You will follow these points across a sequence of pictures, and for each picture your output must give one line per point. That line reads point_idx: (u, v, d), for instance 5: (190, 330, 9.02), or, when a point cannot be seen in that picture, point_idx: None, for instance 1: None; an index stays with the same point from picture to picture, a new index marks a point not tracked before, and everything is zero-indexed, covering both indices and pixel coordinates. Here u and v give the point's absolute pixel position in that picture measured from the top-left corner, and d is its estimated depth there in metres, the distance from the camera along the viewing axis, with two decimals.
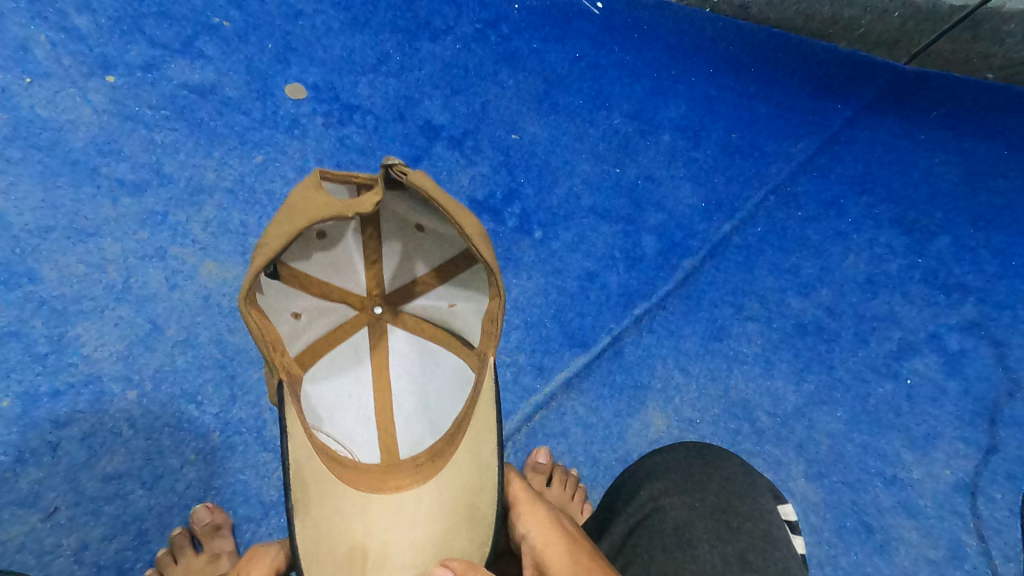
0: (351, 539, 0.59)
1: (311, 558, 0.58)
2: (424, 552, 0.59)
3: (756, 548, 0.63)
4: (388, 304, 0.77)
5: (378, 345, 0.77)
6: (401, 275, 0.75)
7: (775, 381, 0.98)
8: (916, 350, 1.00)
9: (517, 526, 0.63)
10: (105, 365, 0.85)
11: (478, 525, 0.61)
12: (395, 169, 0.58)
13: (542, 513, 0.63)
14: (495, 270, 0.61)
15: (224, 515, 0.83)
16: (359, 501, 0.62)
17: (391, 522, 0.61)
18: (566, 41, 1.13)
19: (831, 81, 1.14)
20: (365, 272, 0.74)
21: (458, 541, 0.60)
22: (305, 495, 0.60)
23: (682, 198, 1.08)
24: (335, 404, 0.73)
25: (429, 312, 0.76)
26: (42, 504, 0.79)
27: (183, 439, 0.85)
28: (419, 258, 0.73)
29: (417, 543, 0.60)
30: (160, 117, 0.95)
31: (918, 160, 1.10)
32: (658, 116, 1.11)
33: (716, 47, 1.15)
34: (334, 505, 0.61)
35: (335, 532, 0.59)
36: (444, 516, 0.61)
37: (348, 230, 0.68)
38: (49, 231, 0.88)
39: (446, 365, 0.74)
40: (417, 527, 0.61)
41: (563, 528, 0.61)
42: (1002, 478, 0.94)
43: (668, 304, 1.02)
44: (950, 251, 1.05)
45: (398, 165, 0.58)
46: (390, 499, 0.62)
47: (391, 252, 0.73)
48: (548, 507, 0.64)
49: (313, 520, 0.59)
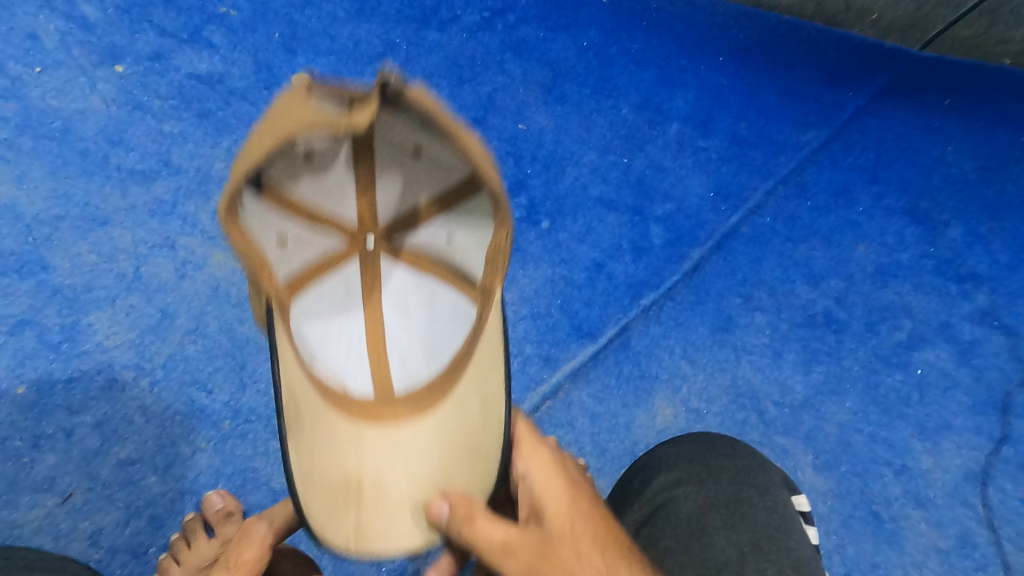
0: (348, 470, 0.58)
1: (308, 483, 0.58)
2: (422, 485, 0.58)
3: (771, 538, 0.64)
4: (385, 234, 0.68)
5: (368, 280, 0.70)
6: (396, 206, 0.65)
7: (783, 371, 0.98)
8: (928, 340, 0.99)
9: (517, 464, 0.63)
10: (117, 353, 0.86)
11: (476, 461, 0.60)
12: (392, 82, 0.47)
13: (543, 455, 0.64)
14: (498, 192, 0.56)
15: (235, 502, 0.84)
16: (354, 433, 0.59)
17: (390, 457, 0.59)
18: (573, 29, 1.12)
19: (843, 69, 1.13)
20: (355, 202, 0.64)
21: (459, 473, 0.59)
22: (301, 422, 0.59)
23: (690, 188, 1.07)
24: (328, 336, 0.69)
25: (427, 248, 0.67)
26: (58, 489, 0.80)
27: (193, 427, 0.86)
28: (416, 189, 0.63)
29: (415, 478, 0.58)
30: (169, 107, 0.95)
31: (931, 148, 1.09)
32: (666, 105, 1.10)
33: (725, 35, 1.13)
34: (330, 437, 0.59)
35: (332, 462, 0.58)
36: (445, 451, 0.60)
37: (337, 155, 0.57)
38: (61, 221, 0.89)
39: (445, 303, 0.68)
40: (417, 461, 0.59)
41: (559, 468, 0.63)
42: (1013, 468, 0.93)
43: (675, 294, 1.02)
44: (963, 240, 1.04)
45: (396, 78, 0.47)
46: (387, 432, 0.59)
47: (385, 181, 0.62)
48: (550, 450, 0.65)
49: (309, 446, 0.59)
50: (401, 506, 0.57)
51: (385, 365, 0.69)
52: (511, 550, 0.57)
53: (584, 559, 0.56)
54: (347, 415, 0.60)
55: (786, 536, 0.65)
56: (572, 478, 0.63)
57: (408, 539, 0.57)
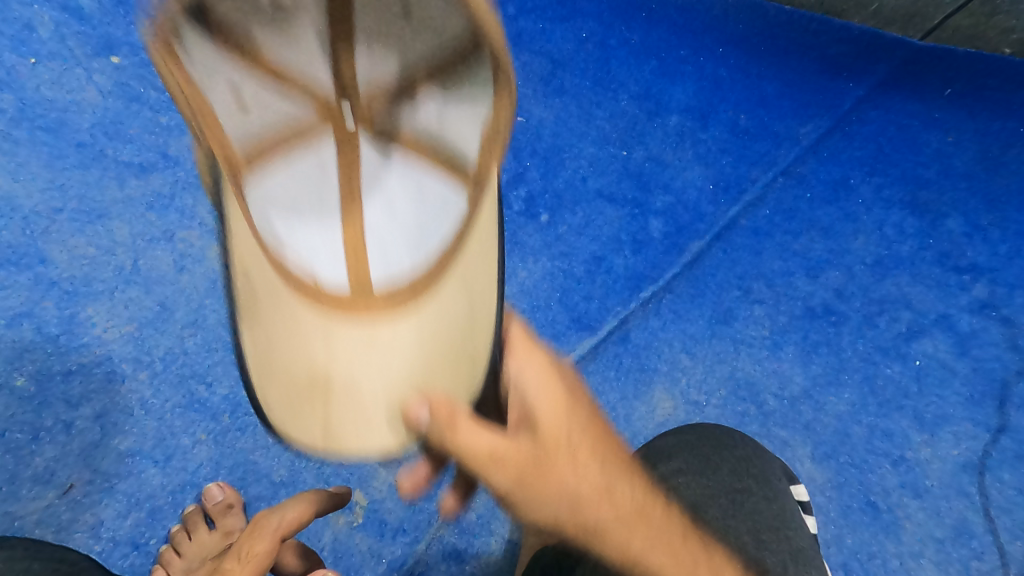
0: (311, 362, 0.50)
1: (265, 371, 0.51)
2: (397, 384, 0.50)
3: (770, 525, 0.65)
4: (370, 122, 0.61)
5: (352, 172, 0.63)
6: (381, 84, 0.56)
7: (782, 363, 0.98)
8: (927, 332, 0.99)
9: (510, 367, 0.56)
10: (116, 346, 0.86)
11: (461, 360, 0.52)
12: None
13: (540, 359, 0.57)
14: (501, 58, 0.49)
15: (235, 494, 0.84)
16: (322, 324, 0.51)
17: (360, 350, 0.50)
18: (573, 20, 1.11)
19: (843, 60, 1.12)
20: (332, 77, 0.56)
21: (442, 375, 0.51)
22: (256, 304, 0.51)
23: (689, 180, 1.07)
24: (305, 231, 0.62)
25: (420, 136, 0.60)
26: (58, 482, 0.80)
27: (193, 419, 0.86)
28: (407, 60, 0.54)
29: (391, 378, 0.50)
30: (166, 99, 0.95)
31: (931, 139, 1.09)
32: (666, 97, 1.10)
33: (725, 26, 1.13)
34: (291, 321, 0.51)
35: (293, 351, 0.50)
36: (426, 347, 0.51)
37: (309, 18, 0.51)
38: (58, 213, 0.88)
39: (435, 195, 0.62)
40: (393, 355, 0.51)
41: (557, 375, 0.57)
42: (1010, 458, 0.94)
43: (675, 287, 1.01)
44: (962, 231, 1.04)
45: None
46: (360, 325, 0.52)
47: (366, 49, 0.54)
48: (548, 355, 0.58)
49: (267, 332, 0.51)
50: (373, 406, 0.49)
51: (364, 265, 0.61)
52: (501, 459, 0.52)
53: (578, 470, 0.54)
54: (315, 304, 0.52)
55: (787, 527, 0.66)
56: (571, 387, 0.58)
57: (382, 447, 0.49)
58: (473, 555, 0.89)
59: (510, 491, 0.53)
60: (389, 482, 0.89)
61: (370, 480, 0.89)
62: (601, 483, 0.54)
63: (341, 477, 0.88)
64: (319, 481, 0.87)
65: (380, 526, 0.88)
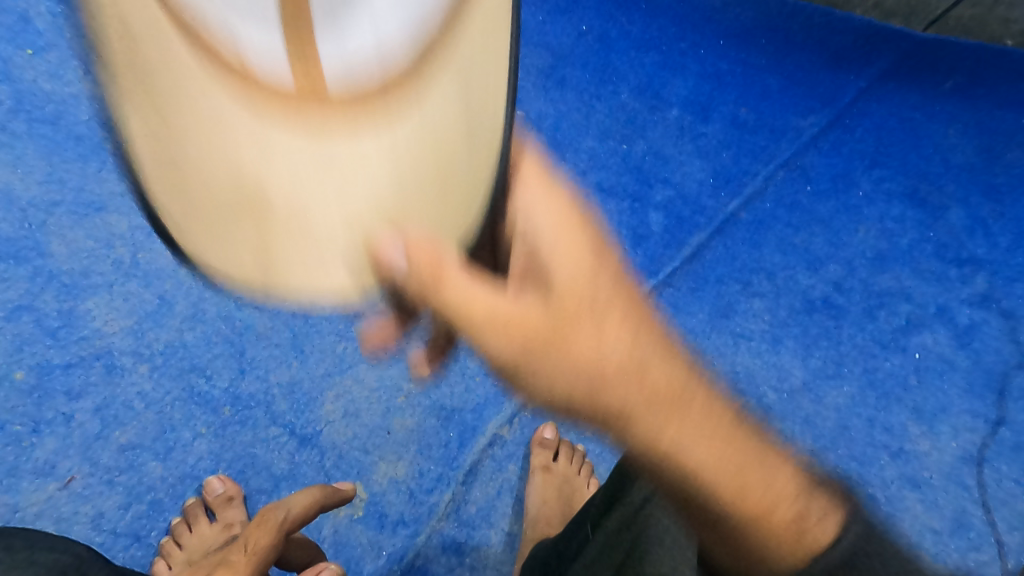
0: (231, 164, 0.35)
1: (157, 175, 0.35)
2: (362, 214, 0.38)
3: None
4: None
5: None
6: None
7: (781, 356, 0.98)
8: (926, 325, 0.99)
9: (521, 195, 0.53)
10: (116, 339, 0.86)
11: (453, 189, 0.38)
12: None
13: (554, 200, 0.55)
14: None
15: (236, 486, 0.85)
16: (251, 123, 0.36)
17: (313, 171, 0.37)
18: (573, 13, 1.10)
19: (844, 53, 1.12)
20: None
21: (418, 203, 0.38)
22: (117, 63, 0.32)
23: (689, 173, 1.06)
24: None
25: None
26: (58, 474, 0.81)
27: (193, 412, 0.86)
28: None
29: (351, 212, 0.38)
30: None
31: (932, 132, 1.08)
32: (666, 90, 1.10)
33: (726, 18, 1.12)
34: (197, 106, 0.34)
35: (201, 150, 0.35)
36: (403, 172, 0.37)
37: None
38: (56, 206, 0.88)
39: None
40: (360, 179, 0.37)
41: (570, 216, 0.56)
42: (1009, 450, 0.94)
43: (674, 281, 1.02)
44: (963, 224, 1.04)
45: None
46: (312, 137, 0.37)
47: None
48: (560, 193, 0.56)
49: (152, 110, 0.33)
50: (331, 238, 0.37)
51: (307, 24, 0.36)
52: (502, 321, 0.49)
53: (601, 337, 0.51)
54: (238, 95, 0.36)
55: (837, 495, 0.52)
56: (585, 241, 0.56)
57: (338, 287, 0.38)
58: (472, 547, 0.90)
59: (519, 360, 0.51)
60: (388, 475, 0.90)
61: (370, 474, 0.89)
62: (635, 359, 0.52)
63: (342, 469, 0.88)
64: (319, 474, 0.88)
65: (380, 519, 0.88)
